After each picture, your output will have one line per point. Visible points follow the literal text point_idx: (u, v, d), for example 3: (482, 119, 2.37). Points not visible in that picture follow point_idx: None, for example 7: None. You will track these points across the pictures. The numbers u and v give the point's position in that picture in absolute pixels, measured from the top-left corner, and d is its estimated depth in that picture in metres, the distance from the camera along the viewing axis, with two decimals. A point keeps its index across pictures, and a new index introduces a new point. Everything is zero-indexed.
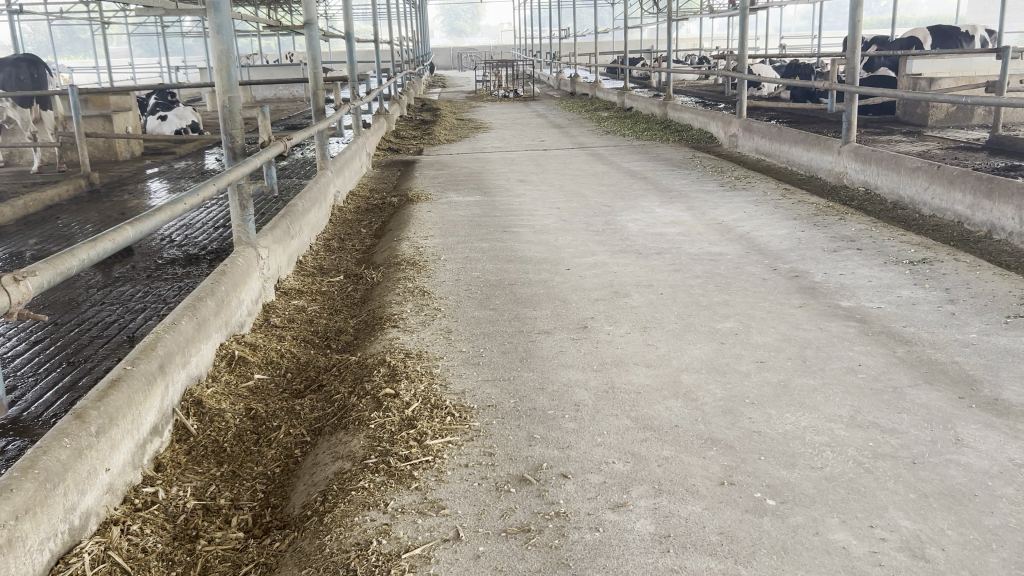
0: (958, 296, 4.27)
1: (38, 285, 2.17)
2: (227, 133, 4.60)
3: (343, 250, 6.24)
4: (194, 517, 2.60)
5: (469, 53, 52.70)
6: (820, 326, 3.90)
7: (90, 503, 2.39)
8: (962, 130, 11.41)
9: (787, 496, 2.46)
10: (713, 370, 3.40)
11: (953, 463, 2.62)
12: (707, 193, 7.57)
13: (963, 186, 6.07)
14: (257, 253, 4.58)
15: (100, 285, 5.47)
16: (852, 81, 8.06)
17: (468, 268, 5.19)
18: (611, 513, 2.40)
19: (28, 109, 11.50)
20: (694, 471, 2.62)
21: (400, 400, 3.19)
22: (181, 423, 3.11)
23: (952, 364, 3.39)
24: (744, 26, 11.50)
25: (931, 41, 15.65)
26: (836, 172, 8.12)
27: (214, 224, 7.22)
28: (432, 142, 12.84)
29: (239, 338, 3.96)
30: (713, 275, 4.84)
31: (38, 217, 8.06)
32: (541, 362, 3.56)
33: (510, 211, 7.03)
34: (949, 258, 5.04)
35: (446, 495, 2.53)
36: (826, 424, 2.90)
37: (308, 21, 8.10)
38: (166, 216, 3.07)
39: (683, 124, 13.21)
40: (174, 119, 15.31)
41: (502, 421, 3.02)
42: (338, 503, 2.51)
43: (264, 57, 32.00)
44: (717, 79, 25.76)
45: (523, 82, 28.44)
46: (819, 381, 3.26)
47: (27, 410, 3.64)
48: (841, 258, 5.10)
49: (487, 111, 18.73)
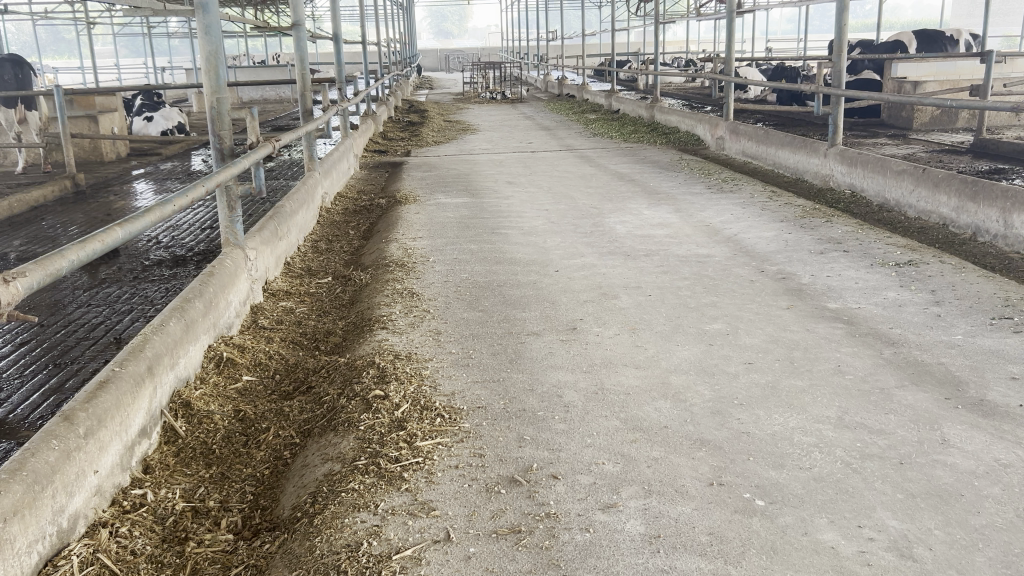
0: (944, 298, 4.31)
1: (28, 286, 2.15)
2: (215, 134, 4.58)
3: (332, 251, 6.22)
4: (183, 519, 2.59)
5: (457, 55, 52.83)
6: (807, 328, 3.92)
7: (79, 505, 2.38)
8: (945, 134, 11.55)
9: (776, 496, 2.47)
10: (702, 371, 3.42)
11: (940, 464, 2.64)
12: (694, 195, 7.60)
13: (948, 189, 6.13)
14: (244, 255, 4.55)
15: (86, 287, 5.45)
16: (837, 84, 8.11)
17: (457, 270, 5.19)
18: (601, 513, 2.41)
19: (12, 110, 11.40)
20: (684, 472, 2.63)
21: (390, 401, 3.19)
22: (169, 424, 3.09)
23: (939, 365, 3.42)
24: (731, 29, 11.55)
25: (916, 44, 15.81)
26: (822, 175, 8.17)
27: (201, 225, 7.19)
28: (419, 143, 12.96)
29: (227, 339, 3.95)
30: (702, 277, 4.86)
31: (22, 218, 8.00)
32: (531, 364, 3.57)
33: (498, 213, 7.04)
34: (935, 260, 5.08)
35: (436, 496, 2.53)
36: (814, 424, 2.92)
37: (296, 22, 8.06)
38: (156, 218, 3.05)
39: (671, 126, 13.25)
40: (161, 120, 15.24)
41: (492, 422, 3.02)
42: (328, 505, 2.51)
43: (251, 58, 31.87)
44: (705, 82, 25.94)
45: (510, 84, 28.50)
46: (807, 383, 3.28)
47: (13, 413, 3.62)
48: (828, 260, 5.14)
49: (477, 113, 18.73)
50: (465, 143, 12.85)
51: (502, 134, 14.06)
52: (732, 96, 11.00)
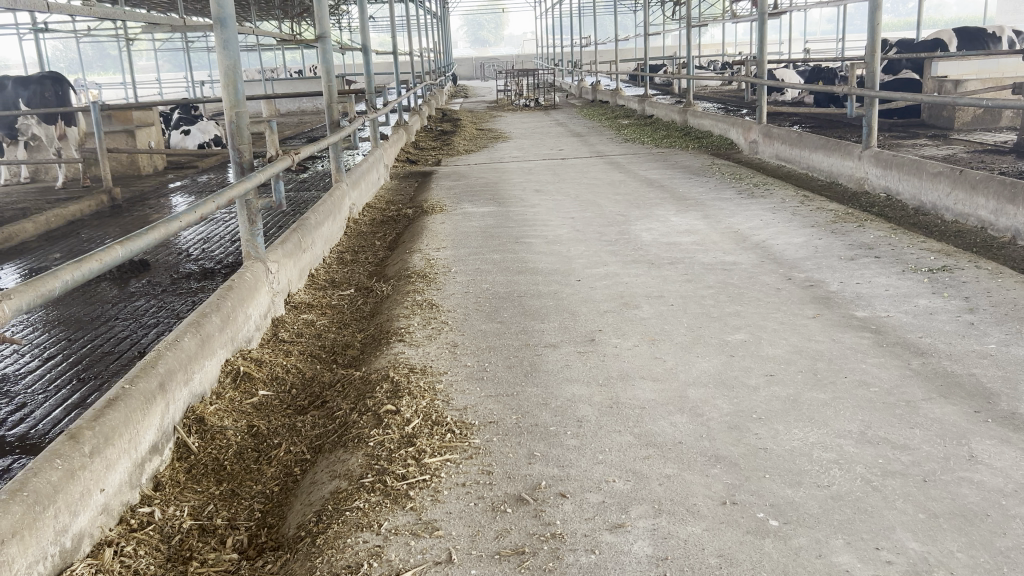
0: (979, 305, 4.16)
1: (16, 307, 2.16)
2: (234, 148, 4.61)
3: (356, 263, 6.22)
4: (189, 537, 2.58)
5: (491, 63, 53.09)
6: (834, 337, 3.81)
7: (84, 524, 2.37)
8: (987, 133, 11.28)
9: (790, 516, 2.38)
10: (721, 384, 3.33)
11: (966, 481, 2.53)
12: (725, 201, 7.48)
13: (985, 191, 5.95)
14: (266, 268, 4.56)
15: (115, 300, 5.51)
16: (871, 85, 7.92)
17: (478, 280, 5.16)
18: (608, 534, 2.35)
19: (52, 126, 11.83)
20: (697, 490, 2.55)
21: (400, 416, 3.15)
22: (182, 440, 3.09)
23: (968, 376, 3.29)
24: (764, 31, 11.25)
25: (957, 43, 15.46)
26: (857, 178, 7.98)
27: (230, 237, 7.25)
28: (451, 152, 12.94)
29: (245, 352, 3.95)
30: (727, 285, 4.76)
31: (59, 232, 8.13)
32: (546, 377, 3.51)
33: (524, 222, 7.00)
34: (970, 265, 4.92)
35: (441, 515, 2.49)
36: (835, 439, 2.82)
37: (321, 34, 8.07)
38: (160, 235, 3.07)
39: (703, 131, 13.09)
40: (197, 134, 15.54)
41: (503, 438, 2.97)
42: (331, 524, 2.48)
43: (288, 71, 32.18)
44: (741, 84, 25.67)
45: (544, 93, 28.48)
46: (830, 396, 3.17)
47: (34, 428, 3.66)
48: (858, 266, 5.00)
49: (510, 120, 18.67)
50: (496, 151, 12.82)
51: (533, 142, 14.02)
52: (765, 99, 10.81)
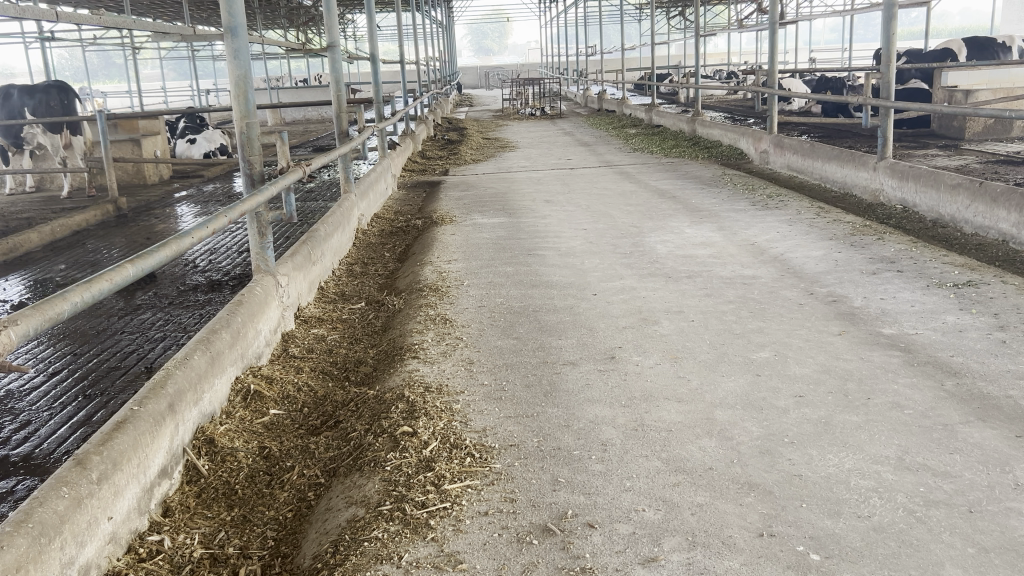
0: (1008, 322, 4.05)
1: (23, 332, 2.05)
2: (245, 159, 4.51)
3: (366, 275, 6.11)
4: (200, 568, 2.47)
5: (495, 71, 53.33)
6: (862, 356, 3.69)
7: (91, 555, 2.27)
8: (999, 143, 11.18)
9: (832, 549, 2.27)
10: (749, 406, 3.21)
11: (1015, 512, 2.40)
12: (739, 212, 7.35)
13: (1007, 204, 5.83)
14: (275, 281, 4.46)
15: (122, 314, 5.40)
16: (886, 95, 7.78)
17: (492, 294, 5.05)
18: (641, 568, 2.24)
19: (57, 135, 11.77)
20: (731, 521, 2.43)
21: (418, 439, 3.04)
22: (192, 463, 2.99)
23: (1006, 399, 3.16)
24: (774, 40, 11.02)
25: (966, 52, 15.36)
26: (872, 189, 7.86)
27: (238, 248, 7.15)
28: (457, 162, 12.85)
29: (256, 370, 3.84)
30: (747, 300, 4.65)
31: (65, 243, 8.03)
32: (568, 397, 3.39)
33: (535, 233, 6.89)
34: (996, 280, 4.80)
35: (463, 547, 2.38)
36: (873, 466, 2.70)
37: (330, 43, 7.95)
38: (171, 252, 2.96)
39: (712, 141, 13.00)
40: (203, 143, 15.51)
41: (525, 462, 2.86)
42: (349, 555, 2.36)
43: (294, 79, 32.07)
44: (748, 94, 25.64)
45: (550, 101, 28.35)
46: (863, 419, 3.06)
47: (40, 447, 3.56)
48: (881, 281, 4.89)
49: (515, 130, 18.59)
50: (503, 160, 12.72)
51: (541, 151, 13.90)
52: (775, 109, 10.68)
